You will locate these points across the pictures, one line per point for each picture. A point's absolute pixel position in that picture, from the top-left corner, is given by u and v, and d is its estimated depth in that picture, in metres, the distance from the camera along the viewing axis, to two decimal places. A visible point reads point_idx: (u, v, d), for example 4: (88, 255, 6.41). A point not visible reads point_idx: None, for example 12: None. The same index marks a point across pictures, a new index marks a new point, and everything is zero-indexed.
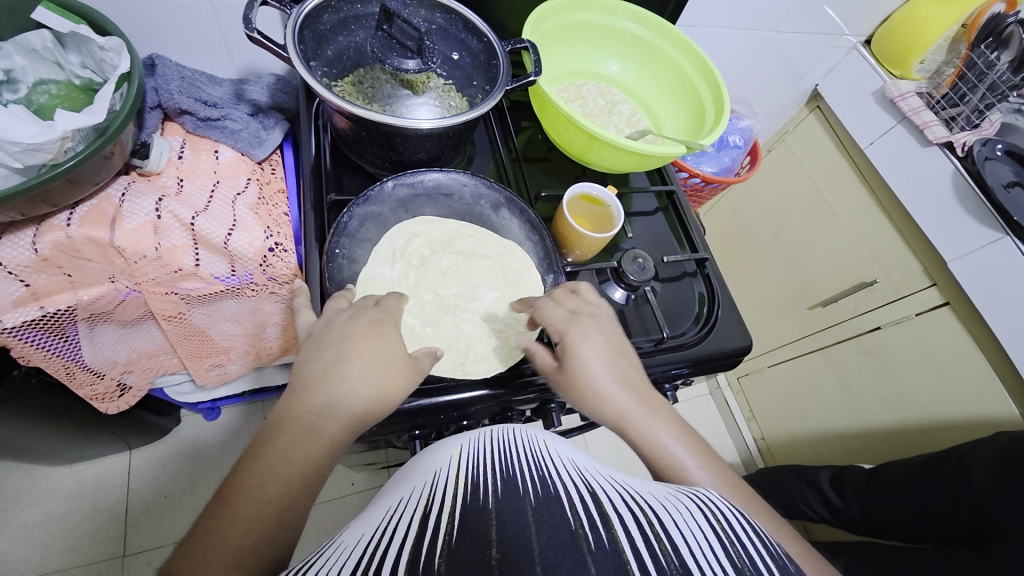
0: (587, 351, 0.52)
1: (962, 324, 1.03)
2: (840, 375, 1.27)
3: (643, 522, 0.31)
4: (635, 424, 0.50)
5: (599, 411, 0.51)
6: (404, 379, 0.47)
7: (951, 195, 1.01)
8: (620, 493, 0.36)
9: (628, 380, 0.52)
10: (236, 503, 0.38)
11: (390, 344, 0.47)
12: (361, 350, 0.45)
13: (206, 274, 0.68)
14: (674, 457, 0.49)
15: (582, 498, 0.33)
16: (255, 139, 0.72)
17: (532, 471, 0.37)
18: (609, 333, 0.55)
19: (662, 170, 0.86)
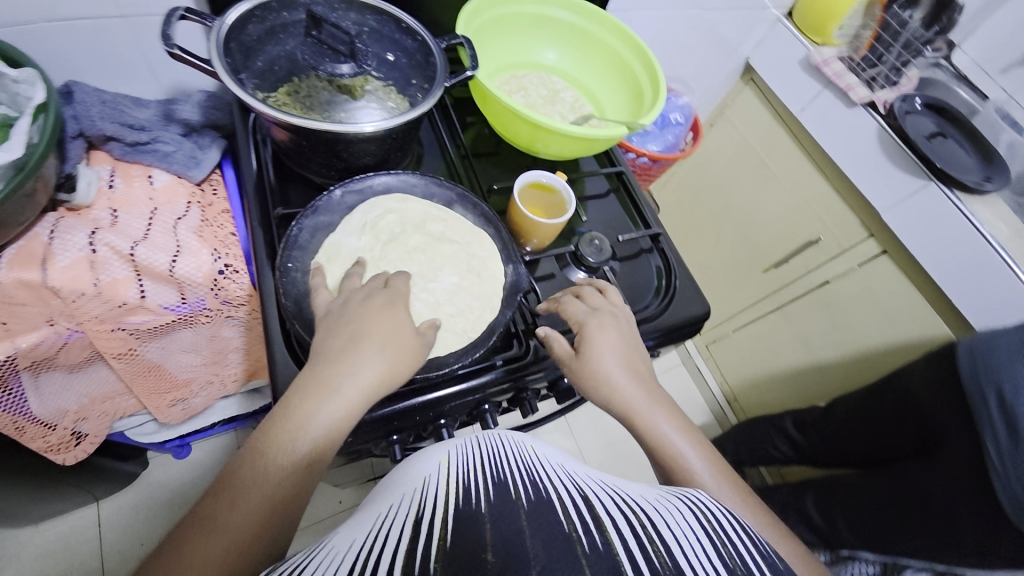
0: (605, 345, 0.55)
1: (900, 269, 1.10)
2: (798, 331, 1.34)
3: (636, 526, 0.32)
4: (641, 416, 0.53)
5: (611, 401, 0.53)
6: (409, 359, 0.48)
7: (878, 150, 1.08)
8: (613, 500, 0.37)
9: (637, 374, 0.55)
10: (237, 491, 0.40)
11: (401, 323, 0.48)
12: (375, 328, 0.47)
13: (154, 305, 0.65)
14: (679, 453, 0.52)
15: (575, 505, 0.34)
16: (191, 159, 0.69)
17: (522, 480, 0.38)
18: (625, 332, 0.58)
19: (609, 152, 0.88)
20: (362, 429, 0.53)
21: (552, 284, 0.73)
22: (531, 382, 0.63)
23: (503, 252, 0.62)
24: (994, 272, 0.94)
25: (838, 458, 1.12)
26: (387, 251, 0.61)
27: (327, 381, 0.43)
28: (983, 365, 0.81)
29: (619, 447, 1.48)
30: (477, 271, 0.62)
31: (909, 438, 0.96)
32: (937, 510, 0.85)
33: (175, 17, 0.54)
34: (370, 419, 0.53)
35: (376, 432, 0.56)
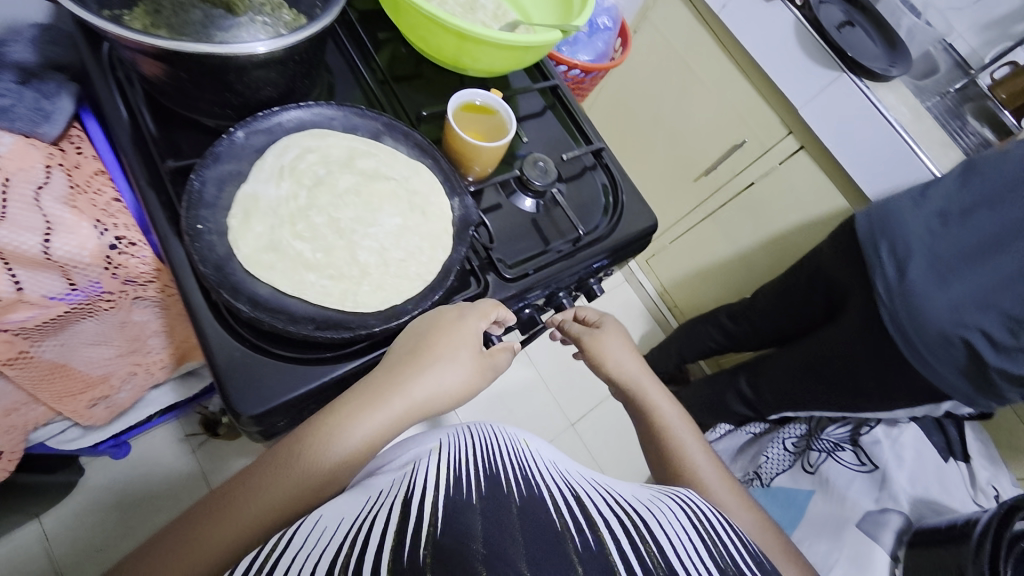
0: (612, 338, 0.70)
1: (816, 162, 1.18)
2: (728, 233, 1.42)
3: (621, 527, 0.39)
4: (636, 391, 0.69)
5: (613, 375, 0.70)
6: (479, 375, 0.51)
7: (795, 44, 1.09)
8: (599, 500, 0.44)
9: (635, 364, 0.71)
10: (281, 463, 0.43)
11: (467, 335, 0.50)
12: (443, 342, 0.49)
13: (36, 298, 0.54)
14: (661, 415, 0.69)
15: (566, 504, 0.40)
16: (39, 113, 0.53)
17: (512, 471, 0.44)
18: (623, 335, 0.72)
19: (540, 65, 0.81)
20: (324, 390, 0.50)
21: (500, 214, 0.70)
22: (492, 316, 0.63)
23: (446, 183, 0.58)
24: (897, 154, 1.02)
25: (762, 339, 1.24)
26: (315, 198, 0.54)
27: (397, 380, 0.46)
28: (882, 224, 0.95)
29: None
30: (421, 209, 0.56)
31: (818, 306, 1.10)
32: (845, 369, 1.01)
33: None
34: (333, 379, 0.50)
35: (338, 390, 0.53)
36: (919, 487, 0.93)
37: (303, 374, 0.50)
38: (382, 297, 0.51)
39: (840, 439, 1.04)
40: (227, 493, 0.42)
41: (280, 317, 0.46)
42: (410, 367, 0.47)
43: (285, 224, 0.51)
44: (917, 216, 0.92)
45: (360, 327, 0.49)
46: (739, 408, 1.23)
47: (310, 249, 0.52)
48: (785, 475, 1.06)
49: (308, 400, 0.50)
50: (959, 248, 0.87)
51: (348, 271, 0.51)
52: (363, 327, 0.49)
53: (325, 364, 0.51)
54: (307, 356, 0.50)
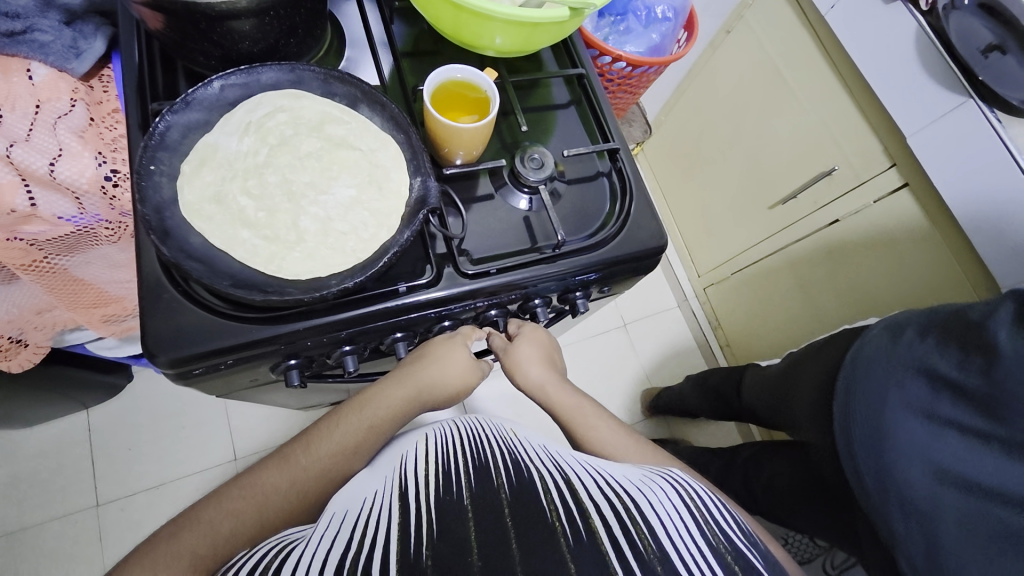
0: (530, 350, 0.65)
1: (920, 206, 0.96)
2: (798, 273, 1.22)
3: (611, 506, 0.41)
4: (557, 404, 0.64)
5: (530, 387, 0.65)
6: (469, 377, 0.61)
7: (914, 57, 0.89)
8: (592, 480, 0.45)
9: (552, 369, 0.66)
10: (300, 453, 0.52)
11: (460, 347, 0.61)
12: (437, 349, 0.60)
13: (48, 216, 0.61)
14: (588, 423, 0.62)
15: (560, 487, 0.43)
16: (70, 50, 0.59)
17: (503, 457, 0.47)
18: (548, 347, 0.67)
19: (571, 49, 0.74)
20: (245, 349, 0.51)
21: (487, 205, 0.64)
22: (444, 311, 0.59)
23: (412, 169, 0.53)
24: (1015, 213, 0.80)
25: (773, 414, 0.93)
26: (277, 156, 0.54)
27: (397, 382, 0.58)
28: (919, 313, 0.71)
29: (601, 385, 1.45)
30: (378, 184, 0.54)
31: None
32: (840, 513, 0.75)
33: None
34: (257, 339, 0.50)
35: (264, 354, 0.53)
36: None
37: (225, 329, 0.50)
38: (310, 266, 0.50)
39: None
40: (247, 474, 0.50)
41: (200, 267, 0.47)
42: (413, 366, 0.59)
43: (239, 178, 0.52)
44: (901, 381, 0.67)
45: (276, 290, 0.48)
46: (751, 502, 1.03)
47: (256, 207, 0.52)
48: None
49: (225, 354, 0.51)
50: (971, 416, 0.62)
51: (285, 235, 0.51)
52: (279, 291, 0.48)
53: (248, 323, 0.51)
54: (234, 312, 0.50)
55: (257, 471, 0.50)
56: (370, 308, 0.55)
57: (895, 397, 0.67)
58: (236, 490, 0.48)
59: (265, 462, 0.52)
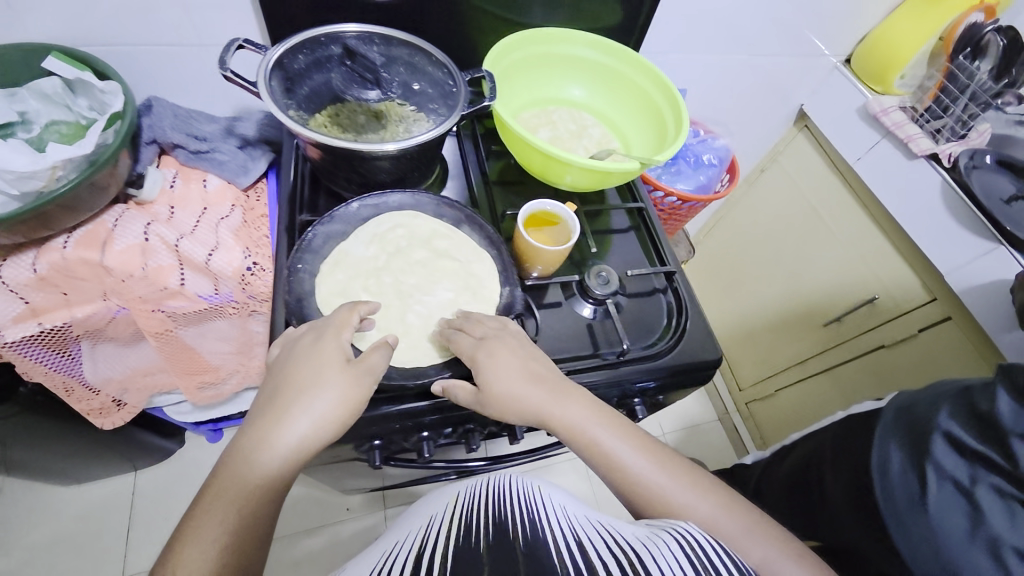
0: (500, 357, 0.54)
1: (966, 339, 0.98)
2: (846, 396, 1.21)
3: (622, 563, 0.39)
4: (558, 419, 0.53)
5: (523, 417, 0.54)
6: (352, 389, 0.50)
7: (940, 206, 0.99)
8: (604, 541, 0.43)
9: (538, 378, 0.54)
10: (183, 546, 0.42)
11: (327, 358, 0.50)
12: (302, 375, 0.49)
13: (191, 293, 0.71)
14: (591, 436, 0.53)
15: (559, 549, 0.41)
16: (241, 168, 0.75)
17: (517, 519, 0.45)
18: (518, 348, 0.56)
19: (632, 187, 0.87)
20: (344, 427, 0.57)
21: (557, 312, 0.73)
22: None
23: (502, 278, 0.63)
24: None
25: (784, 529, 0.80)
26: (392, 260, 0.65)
27: (289, 405, 0.48)
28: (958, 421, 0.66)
29: None
30: (473, 290, 0.64)
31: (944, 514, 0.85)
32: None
33: (233, 45, 0.61)
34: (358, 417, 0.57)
35: (356, 433, 0.58)
36: None
37: None
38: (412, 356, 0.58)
39: None
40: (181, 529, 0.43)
41: None
42: (287, 398, 0.48)
43: (360, 277, 0.62)
44: (926, 471, 0.58)
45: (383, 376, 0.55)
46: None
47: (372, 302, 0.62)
48: None
49: None
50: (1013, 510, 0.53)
51: (393, 327, 0.60)
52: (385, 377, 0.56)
53: None
54: None
55: (188, 526, 0.43)
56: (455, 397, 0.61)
57: (934, 453, 0.58)
58: (174, 556, 0.41)
59: (182, 529, 0.43)
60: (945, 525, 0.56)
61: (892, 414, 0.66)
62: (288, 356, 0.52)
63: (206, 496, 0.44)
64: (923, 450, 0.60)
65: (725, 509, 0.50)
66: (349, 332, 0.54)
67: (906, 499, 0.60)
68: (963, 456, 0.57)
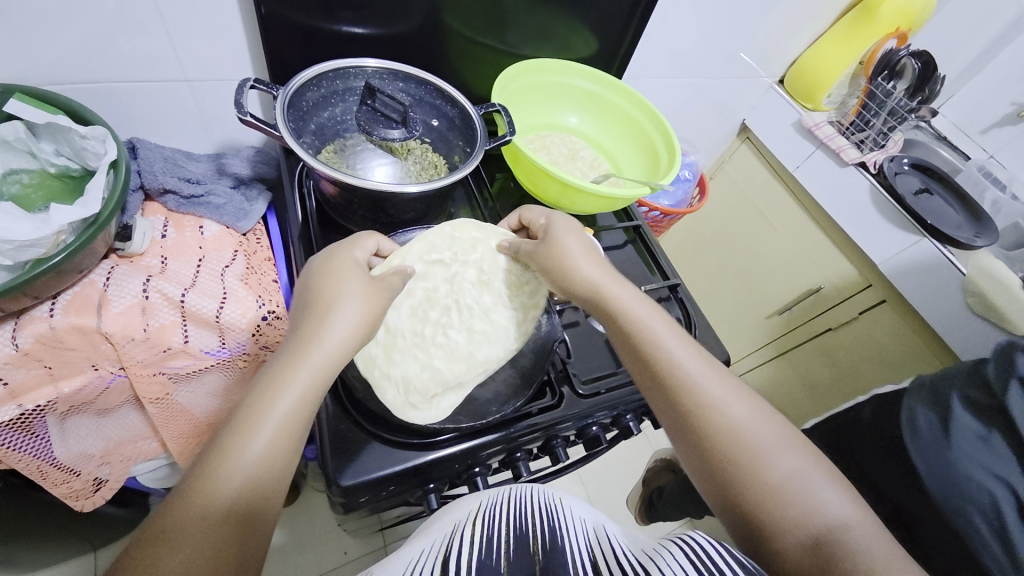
0: (564, 229, 0.63)
1: (901, 318, 1.16)
2: (803, 376, 1.37)
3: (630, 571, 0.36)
4: (609, 297, 0.57)
5: (580, 283, 0.59)
6: (371, 313, 0.50)
7: (870, 205, 1.16)
8: (619, 551, 0.41)
9: (600, 265, 0.60)
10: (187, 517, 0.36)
11: (351, 279, 0.50)
12: (326, 295, 0.49)
13: (196, 349, 0.65)
14: (640, 317, 0.55)
15: (586, 568, 0.37)
16: (240, 211, 0.71)
17: (542, 530, 0.42)
18: (580, 232, 0.64)
19: (626, 207, 0.93)
20: (404, 475, 0.56)
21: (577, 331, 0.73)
22: (558, 430, 0.66)
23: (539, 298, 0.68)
24: (972, 326, 1.03)
25: None
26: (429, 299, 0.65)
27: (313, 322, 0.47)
28: None
29: None
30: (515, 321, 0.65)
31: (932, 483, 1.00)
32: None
33: (244, 84, 0.58)
34: (419, 464, 0.57)
35: (413, 480, 0.58)
36: None
37: (393, 456, 0.56)
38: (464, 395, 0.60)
39: None
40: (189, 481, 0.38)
41: None
42: (308, 326, 0.46)
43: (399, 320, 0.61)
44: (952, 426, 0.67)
45: (449, 421, 0.59)
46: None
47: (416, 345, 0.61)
48: None
49: (389, 482, 0.56)
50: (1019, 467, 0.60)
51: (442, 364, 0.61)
52: (451, 421, 0.59)
53: (411, 450, 0.57)
54: (397, 440, 0.57)
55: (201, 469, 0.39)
56: (509, 430, 0.61)
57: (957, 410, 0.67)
58: (206, 474, 0.38)
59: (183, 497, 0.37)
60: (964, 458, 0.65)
61: (916, 387, 0.75)
62: (306, 285, 0.51)
63: (226, 428, 0.41)
64: (947, 409, 0.68)
65: (755, 413, 0.49)
66: (362, 256, 0.54)
67: (933, 441, 0.68)
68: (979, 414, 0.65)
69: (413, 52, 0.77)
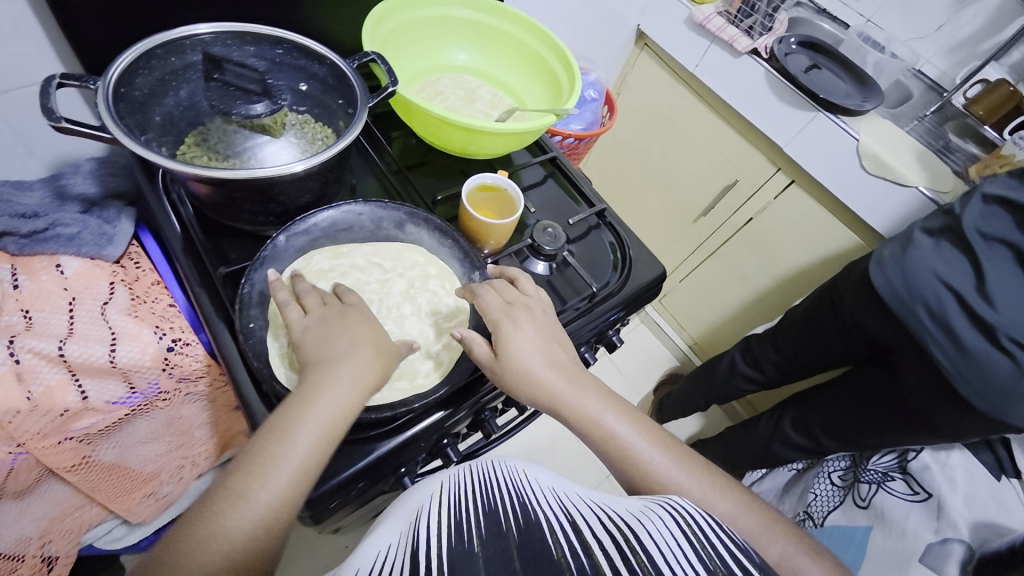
0: (525, 332, 0.57)
1: (809, 195, 1.23)
2: (735, 267, 1.45)
3: (621, 540, 0.34)
4: (568, 403, 0.55)
5: (540, 391, 0.55)
6: (383, 364, 0.49)
7: (767, 90, 1.18)
8: (597, 515, 0.38)
9: (558, 364, 0.57)
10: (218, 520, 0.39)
11: (361, 334, 0.49)
12: (333, 344, 0.48)
13: (101, 403, 0.58)
14: (606, 427, 0.55)
15: (563, 525, 0.37)
16: (102, 237, 0.60)
17: (513, 503, 0.41)
18: (541, 322, 0.59)
19: (538, 141, 0.89)
20: (373, 469, 0.54)
21: None
22: None
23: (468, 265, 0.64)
24: (869, 185, 1.11)
25: (789, 362, 1.16)
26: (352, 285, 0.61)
27: (316, 385, 0.45)
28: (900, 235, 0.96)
29: None
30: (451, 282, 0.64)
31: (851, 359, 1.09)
32: (914, 409, 0.93)
33: (50, 82, 0.46)
34: (383, 454, 0.54)
35: (384, 470, 0.56)
36: (978, 509, 0.88)
37: (353, 453, 0.53)
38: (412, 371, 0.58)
39: (888, 468, 1.00)
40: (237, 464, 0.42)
41: None
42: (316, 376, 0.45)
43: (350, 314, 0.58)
44: (912, 249, 0.88)
45: (401, 404, 0.54)
46: (793, 434, 1.12)
47: None
48: (838, 512, 1.02)
49: (359, 480, 0.53)
50: (972, 276, 0.81)
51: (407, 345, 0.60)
52: (404, 404, 0.54)
53: (373, 443, 0.54)
54: (354, 437, 0.54)
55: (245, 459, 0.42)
56: (468, 398, 0.60)
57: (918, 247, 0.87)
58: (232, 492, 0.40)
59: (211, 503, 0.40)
60: (919, 263, 0.86)
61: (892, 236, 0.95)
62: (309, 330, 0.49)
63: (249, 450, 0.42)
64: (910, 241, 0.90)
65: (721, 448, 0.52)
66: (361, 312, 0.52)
67: (893, 255, 0.90)
68: (933, 238, 0.87)
69: (256, 10, 0.65)
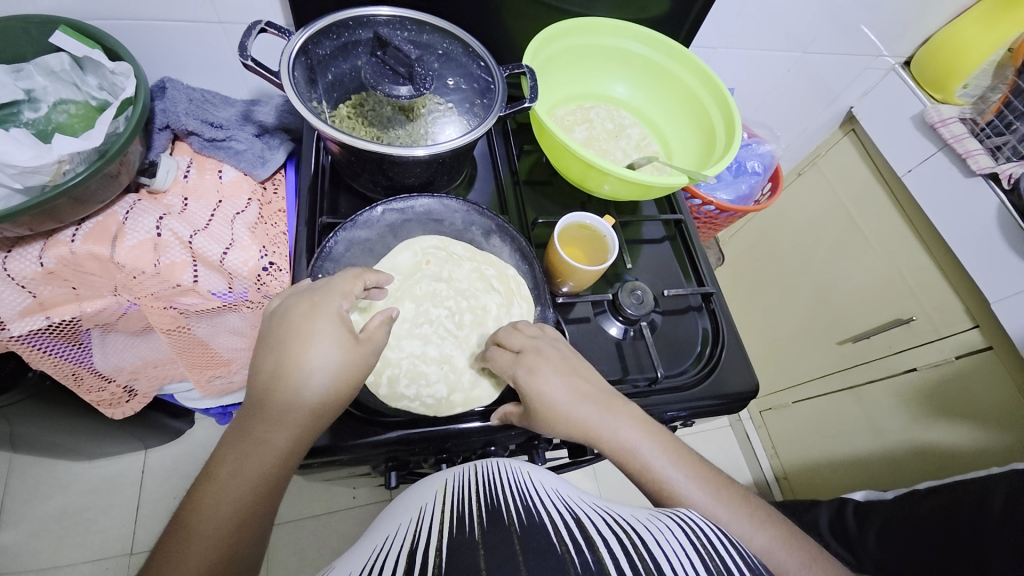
0: (545, 360, 0.52)
1: (1008, 374, 0.93)
2: (871, 418, 1.17)
3: (628, 546, 0.33)
4: (602, 435, 0.50)
5: (570, 427, 0.50)
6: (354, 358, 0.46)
7: (992, 226, 0.93)
8: (603, 518, 0.37)
9: (588, 395, 0.51)
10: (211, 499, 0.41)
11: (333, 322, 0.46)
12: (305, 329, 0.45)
13: (204, 290, 0.67)
14: (641, 459, 0.49)
15: (568, 525, 0.35)
16: (258, 159, 0.71)
17: (515, 499, 0.38)
18: (559, 359, 0.53)
19: (671, 198, 0.82)
20: (360, 451, 0.54)
21: (585, 329, 0.68)
22: (543, 431, 0.61)
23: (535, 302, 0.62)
24: None
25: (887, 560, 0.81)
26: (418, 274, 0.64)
27: (276, 371, 0.44)
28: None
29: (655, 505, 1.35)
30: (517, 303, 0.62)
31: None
32: None
33: (254, 28, 0.55)
34: (372, 439, 0.54)
35: (372, 457, 0.56)
36: None
37: (350, 429, 0.55)
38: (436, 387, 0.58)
39: None
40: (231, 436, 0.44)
41: None
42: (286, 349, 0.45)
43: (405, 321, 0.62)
44: None
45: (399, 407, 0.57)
46: None
47: None
48: None
49: (342, 452, 0.54)
50: None
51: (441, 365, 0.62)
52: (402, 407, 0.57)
53: (368, 429, 0.55)
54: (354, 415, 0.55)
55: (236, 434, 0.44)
56: (455, 425, 0.57)
57: None
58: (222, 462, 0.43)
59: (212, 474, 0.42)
60: None
61: None
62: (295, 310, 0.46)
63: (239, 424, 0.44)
64: None
65: None
66: (351, 301, 0.48)
67: None
68: None
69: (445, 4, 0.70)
